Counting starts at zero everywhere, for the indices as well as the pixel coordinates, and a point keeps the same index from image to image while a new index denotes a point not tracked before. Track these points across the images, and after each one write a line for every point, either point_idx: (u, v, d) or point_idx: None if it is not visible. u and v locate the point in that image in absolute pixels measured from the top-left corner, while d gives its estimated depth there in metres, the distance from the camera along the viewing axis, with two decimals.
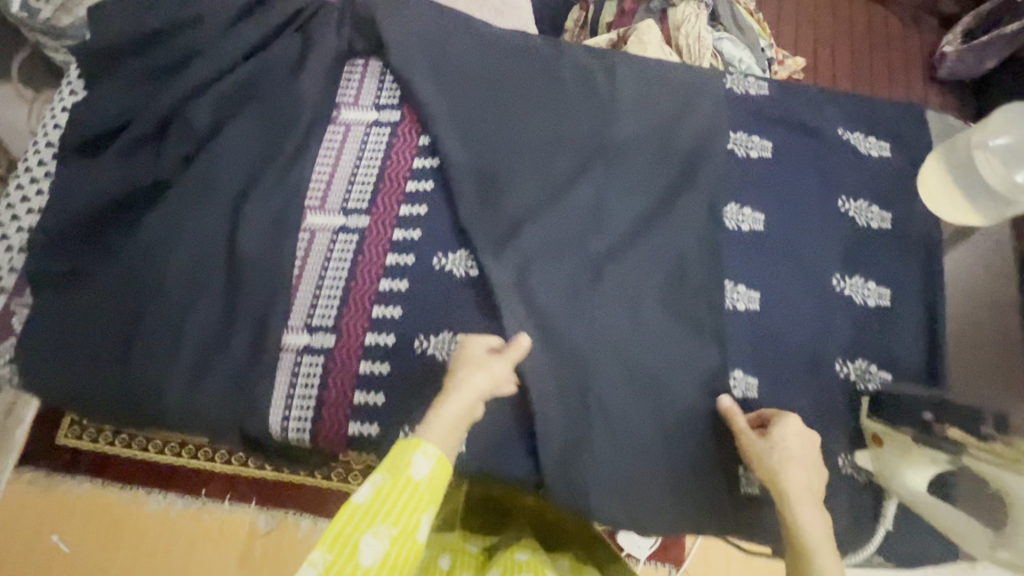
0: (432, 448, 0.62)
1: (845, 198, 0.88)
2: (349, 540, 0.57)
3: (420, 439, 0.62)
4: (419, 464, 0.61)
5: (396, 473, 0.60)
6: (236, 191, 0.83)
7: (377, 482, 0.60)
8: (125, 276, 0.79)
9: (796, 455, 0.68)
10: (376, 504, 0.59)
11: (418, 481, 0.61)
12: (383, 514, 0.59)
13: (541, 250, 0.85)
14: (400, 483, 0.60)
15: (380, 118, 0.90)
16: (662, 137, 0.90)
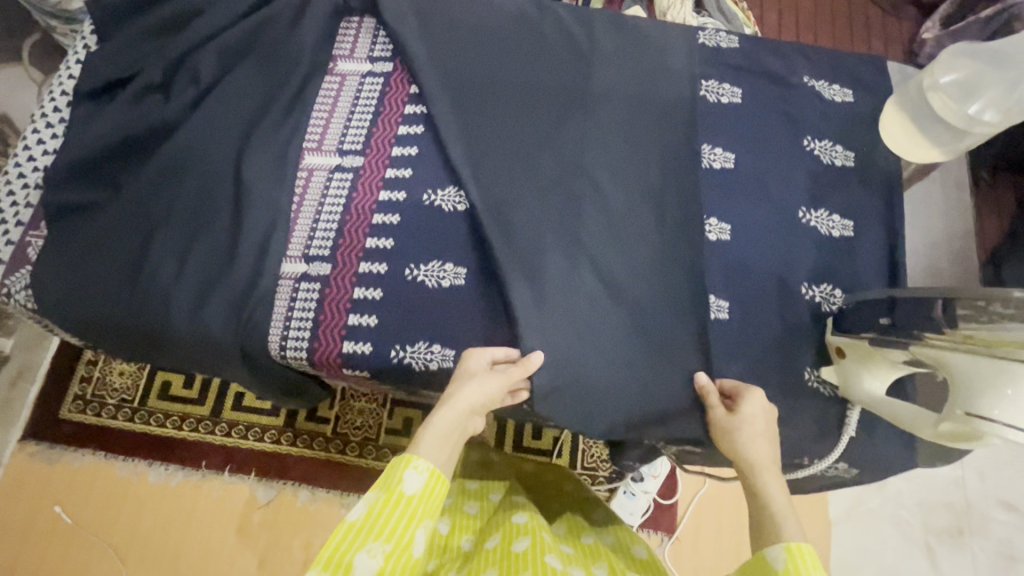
0: (422, 462, 0.66)
1: (811, 138, 0.94)
2: (343, 559, 0.60)
3: (412, 454, 0.67)
4: (412, 478, 0.65)
5: (390, 490, 0.64)
6: (240, 133, 0.90)
7: (371, 500, 0.63)
8: (142, 209, 0.87)
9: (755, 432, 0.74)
10: (371, 521, 0.62)
11: (411, 495, 0.65)
12: (378, 529, 0.62)
13: (524, 187, 0.89)
14: (394, 500, 0.64)
15: (374, 69, 0.96)
16: (641, 86, 0.95)
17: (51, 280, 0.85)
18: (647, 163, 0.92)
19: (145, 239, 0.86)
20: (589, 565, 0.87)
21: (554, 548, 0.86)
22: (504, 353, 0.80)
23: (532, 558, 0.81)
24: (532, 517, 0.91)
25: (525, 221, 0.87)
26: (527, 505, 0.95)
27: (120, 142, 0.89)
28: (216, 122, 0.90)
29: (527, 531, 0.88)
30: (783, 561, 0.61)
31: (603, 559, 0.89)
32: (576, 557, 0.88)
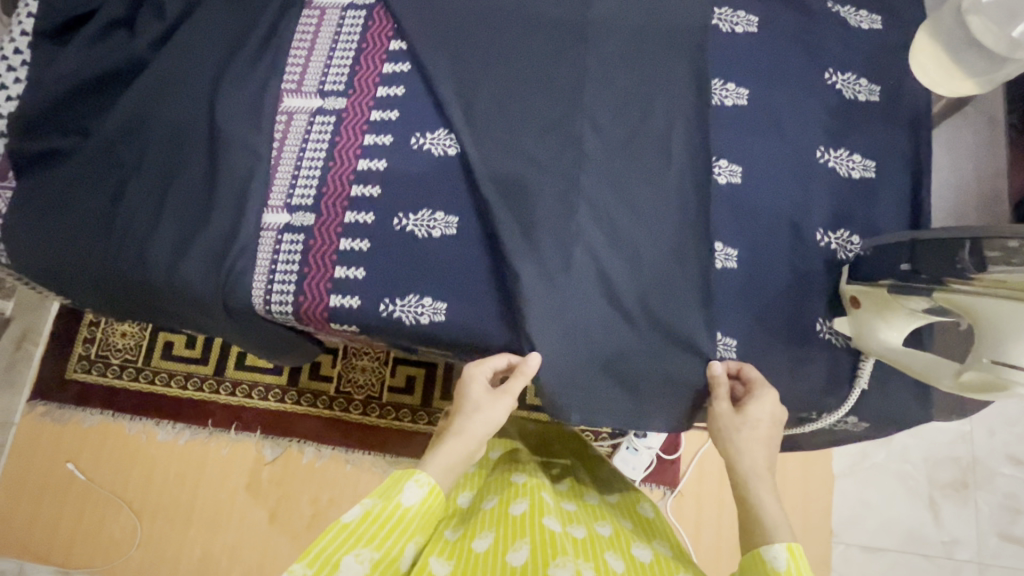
0: (422, 478, 0.71)
1: (832, 71, 0.86)
2: (332, 557, 0.61)
3: (415, 469, 0.71)
4: (411, 492, 0.69)
5: (387, 499, 0.67)
6: (213, 74, 0.84)
7: (369, 504, 0.66)
8: (116, 157, 0.82)
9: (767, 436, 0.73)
10: (365, 525, 0.65)
11: (407, 507, 0.68)
12: (366, 534, 0.64)
13: (517, 129, 0.83)
14: (390, 510, 0.67)
15: (356, 2, 0.88)
16: (647, 18, 0.87)
17: (28, 234, 0.81)
18: (651, 101, 0.85)
19: (119, 191, 0.81)
20: (591, 523, 0.85)
21: (553, 509, 0.85)
22: (503, 362, 0.77)
23: (530, 521, 0.80)
24: (531, 477, 0.91)
25: (519, 164, 0.81)
26: (527, 465, 0.95)
27: (86, 84, 0.82)
28: (187, 62, 0.84)
29: (527, 493, 0.86)
30: (784, 558, 0.61)
31: (607, 519, 0.87)
32: (577, 516, 0.86)
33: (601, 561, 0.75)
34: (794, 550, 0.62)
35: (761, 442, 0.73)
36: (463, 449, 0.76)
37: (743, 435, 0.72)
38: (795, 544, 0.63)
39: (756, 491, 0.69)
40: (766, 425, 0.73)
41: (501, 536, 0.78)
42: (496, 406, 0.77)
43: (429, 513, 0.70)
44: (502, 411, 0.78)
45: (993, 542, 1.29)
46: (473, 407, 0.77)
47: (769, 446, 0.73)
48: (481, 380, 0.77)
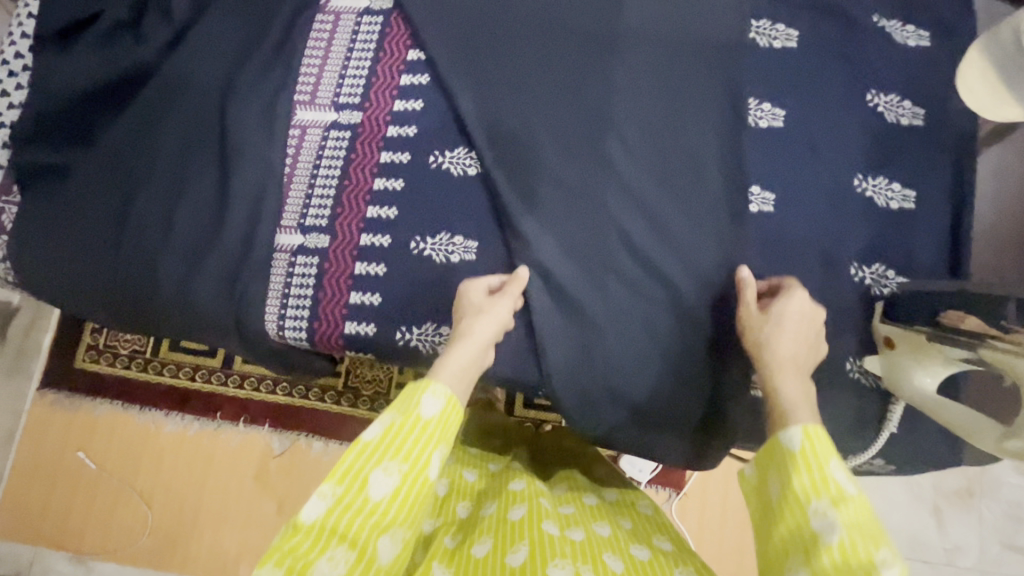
0: (442, 387, 0.60)
1: (874, 92, 0.81)
2: (359, 473, 0.55)
3: (430, 378, 0.60)
4: (429, 403, 0.58)
5: (407, 413, 0.57)
6: (222, 84, 0.79)
7: (388, 423, 0.58)
8: (122, 170, 0.78)
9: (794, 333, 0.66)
10: (389, 442, 0.56)
11: (428, 420, 0.58)
12: (393, 448, 0.56)
13: (539, 149, 0.80)
14: (411, 423, 0.57)
15: (372, 6, 0.83)
16: (681, 28, 0.82)
17: (34, 250, 0.78)
18: (681, 119, 0.81)
19: (125, 207, 0.78)
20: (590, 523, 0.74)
21: (554, 513, 0.75)
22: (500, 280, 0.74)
23: (528, 527, 0.70)
24: (529, 483, 0.80)
25: (542, 185, 0.79)
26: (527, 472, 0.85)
27: (88, 94, 0.78)
28: (195, 69, 0.79)
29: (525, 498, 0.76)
30: (799, 441, 0.55)
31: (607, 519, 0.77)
32: (576, 518, 0.76)
33: (601, 566, 0.66)
34: (816, 429, 0.56)
35: (791, 336, 0.66)
36: (467, 356, 0.64)
37: (765, 332, 0.67)
38: (824, 428, 0.56)
39: (779, 379, 0.62)
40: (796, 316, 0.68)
41: (501, 541, 0.69)
42: (495, 310, 0.69)
43: (455, 418, 0.60)
44: (505, 316, 0.69)
45: (997, 552, 1.29)
46: (469, 317, 0.68)
47: (798, 341, 0.66)
48: (472, 295, 0.71)
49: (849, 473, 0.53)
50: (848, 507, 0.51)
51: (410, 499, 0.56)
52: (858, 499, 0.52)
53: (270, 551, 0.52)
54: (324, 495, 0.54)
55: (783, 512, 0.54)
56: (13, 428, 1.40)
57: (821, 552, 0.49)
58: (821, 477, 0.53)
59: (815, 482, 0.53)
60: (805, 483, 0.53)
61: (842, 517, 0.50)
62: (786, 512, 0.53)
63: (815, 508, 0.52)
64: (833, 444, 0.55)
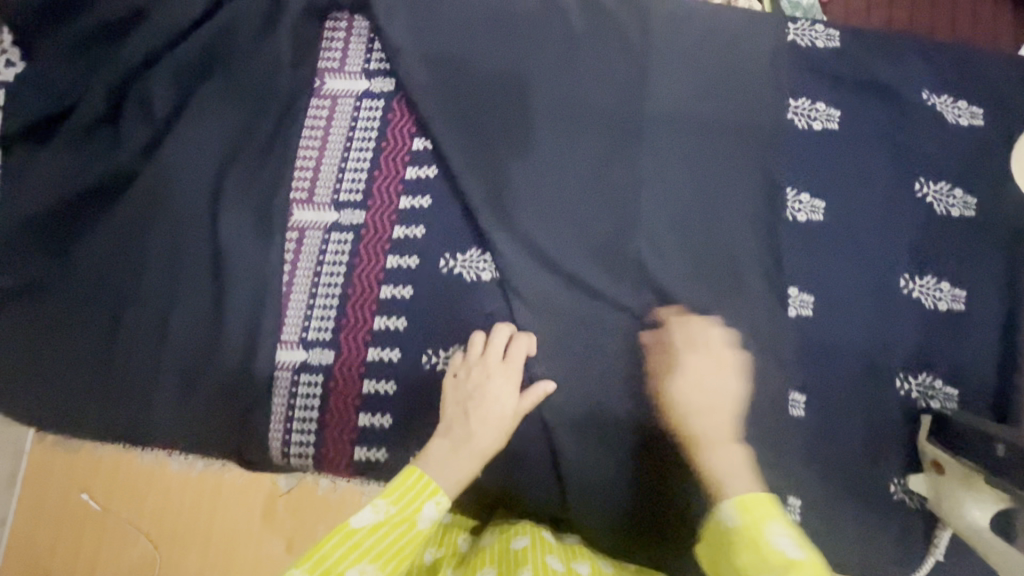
0: (445, 498, 0.57)
1: (923, 180, 0.74)
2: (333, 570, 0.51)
3: (438, 487, 0.57)
4: (429, 513, 0.55)
5: (404, 514, 0.54)
6: (210, 184, 0.73)
7: (380, 510, 0.54)
8: (106, 283, 0.72)
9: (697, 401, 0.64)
10: (373, 539, 0.52)
11: (421, 530, 0.55)
12: (376, 551, 0.52)
13: (561, 250, 0.73)
14: (402, 527, 0.54)
15: (371, 89, 0.76)
16: (711, 113, 0.76)
17: (12, 373, 0.72)
18: (715, 211, 0.74)
19: (110, 323, 0.72)
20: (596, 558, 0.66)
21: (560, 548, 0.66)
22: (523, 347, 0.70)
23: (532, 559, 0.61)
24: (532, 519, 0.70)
25: (563, 288, 0.73)
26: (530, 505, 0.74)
27: (61, 203, 0.71)
28: (181, 170, 0.72)
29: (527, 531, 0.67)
30: (734, 516, 0.51)
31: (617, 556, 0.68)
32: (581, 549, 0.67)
33: None
34: (746, 500, 0.52)
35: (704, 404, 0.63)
36: (473, 457, 0.60)
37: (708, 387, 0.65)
38: (745, 496, 0.52)
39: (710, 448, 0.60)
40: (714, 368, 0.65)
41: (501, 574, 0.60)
42: (507, 381, 0.67)
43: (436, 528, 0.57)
44: (524, 400, 0.67)
45: None
46: (484, 390, 0.65)
47: (711, 397, 0.64)
48: (488, 358, 0.68)
49: (792, 538, 0.49)
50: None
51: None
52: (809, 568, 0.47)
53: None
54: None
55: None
56: (14, 472, 1.13)
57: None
58: (760, 555, 0.49)
59: (761, 562, 0.48)
60: (750, 564, 0.49)
61: None
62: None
63: None
64: (770, 510, 0.51)
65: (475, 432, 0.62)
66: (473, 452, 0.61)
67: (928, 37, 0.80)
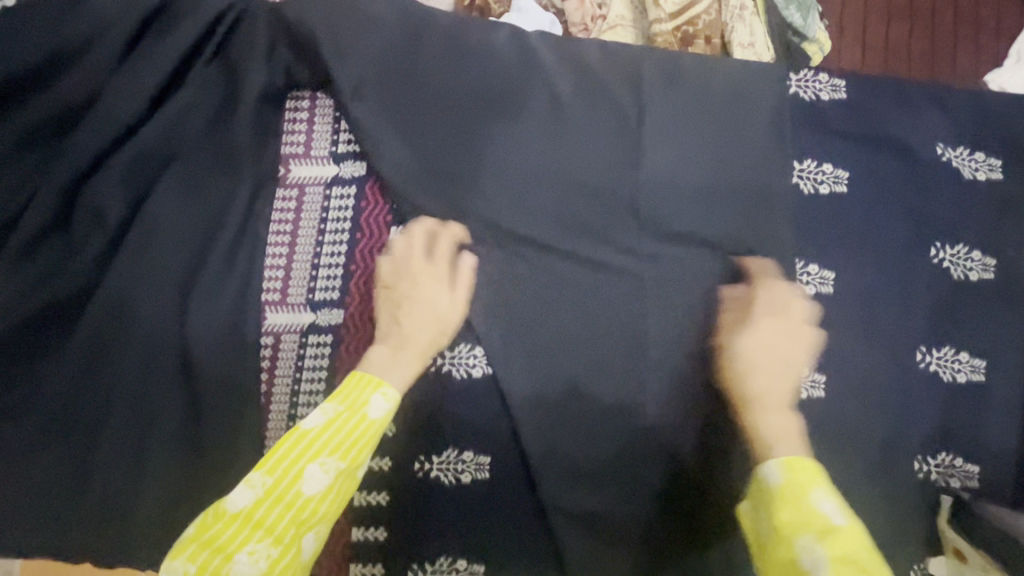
0: (392, 390, 0.59)
1: (939, 245, 0.70)
2: (293, 467, 0.53)
3: (382, 379, 0.59)
4: (376, 403, 0.58)
5: (352, 409, 0.56)
6: (172, 293, 0.65)
7: (330, 411, 0.56)
8: (75, 419, 0.64)
9: (768, 361, 0.61)
10: (328, 435, 0.55)
11: (373, 420, 0.57)
12: (331, 443, 0.55)
13: (559, 342, 0.68)
14: (352, 420, 0.56)
15: (341, 174, 0.71)
16: (711, 181, 0.70)
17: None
18: (722, 286, 0.69)
19: (77, 459, 0.64)
20: None
21: None
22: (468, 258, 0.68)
23: None
24: None
25: (563, 384, 0.67)
26: None
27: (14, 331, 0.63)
28: (139, 281, 0.65)
29: None
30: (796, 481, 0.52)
31: None
32: None
33: None
34: (794, 462, 0.53)
35: (765, 372, 0.61)
36: (413, 358, 0.62)
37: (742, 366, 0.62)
38: (801, 460, 0.53)
39: (759, 418, 0.58)
40: (766, 323, 0.63)
41: None
42: (438, 283, 0.65)
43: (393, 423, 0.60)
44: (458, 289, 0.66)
45: None
46: (416, 297, 0.64)
47: (780, 363, 0.61)
48: (413, 258, 0.66)
49: (835, 504, 0.50)
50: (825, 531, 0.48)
51: (339, 496, 0.56)
52: (846, 532, 0.48)
53: (183, 544, 0.51)
54: (252, 484, 0.52)
55: (773, 550, 0.51)
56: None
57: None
58: (801, 510, 0.50)
59: (800, 517, 0.50)
60: (788, 520, 0.50)
61: (827, 551, 0.47)
62: (776, 546, 0.51)
63: (801, 543, 0.49)
64: (817, 476, 0.52)
65: (407, 330, 0.63)
66: (408, 351, 0.62)
67: (939, 82, 0.75)
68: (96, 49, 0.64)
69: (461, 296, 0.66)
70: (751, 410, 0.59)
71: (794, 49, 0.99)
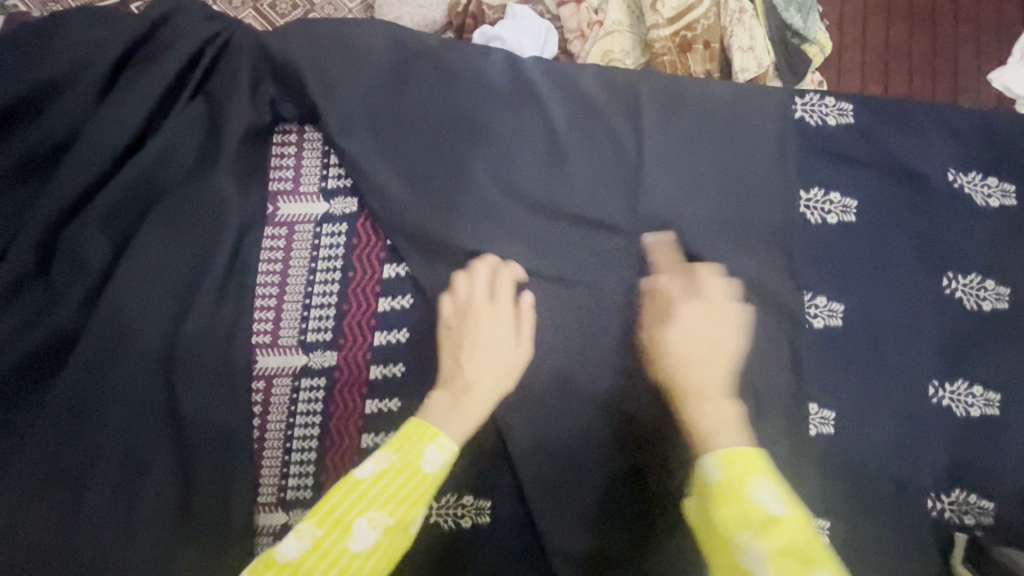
0: (449, 441, 0.55)
1: (952, 275, 0.67)
2: (343, 519, 0.50)
3: (440, 430, 0.55)
4: (432, 456, 0.53)
5: (405, 460, 0.53)
6: (157, 335, 0.63)
7: (385, 461, 0.53)
8: (55, 474, 0.60)
9: (697, 348, 0.59)
10: (378, 487, 0.51)
11: (427, 474, 0.53)
12: (382, 497, 0.51)
13: (562, 381, 0.65)
14: (406, 473, 0.52)
15: (332, 211, 0.69)
16: (713, 210, 0.68)
17: None
18: None
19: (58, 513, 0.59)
20: None
21: None
22: (512, 271, 0.66)
23: None
24: None
25: (566, 426, 0.64)
26: None
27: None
28: (122, 324, 0.63)
29: None
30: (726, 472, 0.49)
31: None
32: None
33: None
34: (731, 453, 0.50)
35: (699, 337, 0.59)
36: (477, 407, 0.59)
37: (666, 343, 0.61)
38: (734, 451, 0.50)
39: (698, 407, 0.55)
40: (719, 319, 0.61)
41: None
42: (501, 321, 0.63)
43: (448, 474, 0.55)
44: (522, 323, 0.64)
45: None
46: (477, 338, 0.62)
47: (711, 345, 0.59)
48: (476, 303, 0.64)
49: (776, 494, 0.47)
50: (750, 519, 0.46)
51: (388, 556, 0.51)
52: (786, 523, 0.46)
53: None
54: (302, 534, 0.50)
55: (714, 539, 0.48)
56: None
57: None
58: (743, 506, 0.47)
59: (740, 511, 0.47)
60: (726, 515, 0.47)
61: (768, 546, 0.45)
62: (720, 539, 0.48)
63: (740, 540, 0.46)
64: (758, 464, 0.49)
65: (474, 380, 0.60)
66: (473, 401, 0.59)
67: (949, 104, 0.73)
68: (82, 87, 0.65)
69: (525, 339, 0.63)
70: (685, 401, 0.56)
71: (794, 48, 0.96)
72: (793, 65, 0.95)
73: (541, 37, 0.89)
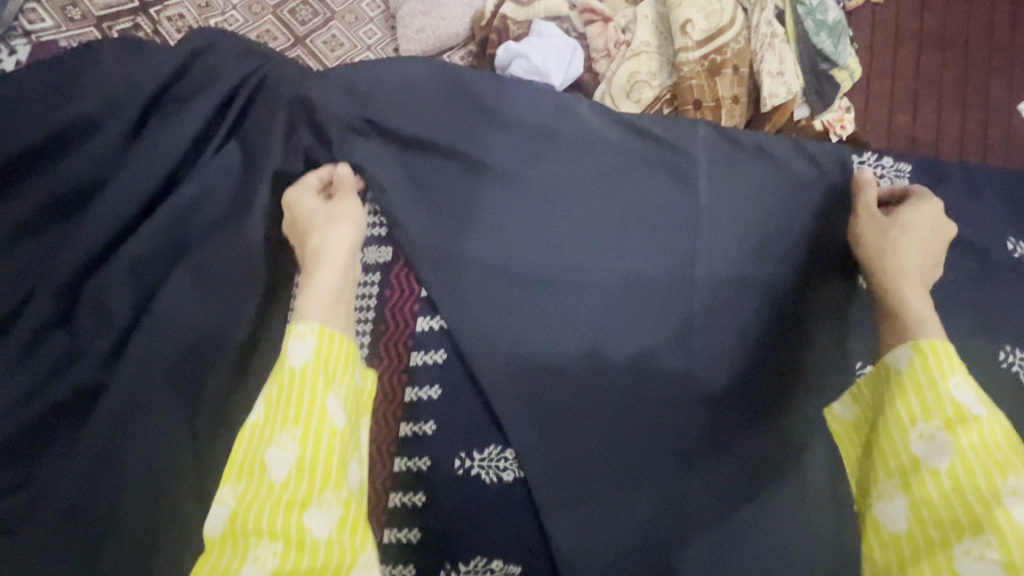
0: (305, 326, 0.49)
1: (1010, 349, 0.64)
2: (252, 462, 0.44)
3: (293, 322, 0.50)
4: (297, 348, 0.48)
5: (277, 372, 0.47)
6: (185, 381, 0.61)
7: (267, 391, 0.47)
8: (73, 537, 0.56)
9: (922, 237, 0.60)
10: (271, 409, 0.46)
11: (301, 365, 0.47)
12: (280, 416, 0.45)
13: (602, 444, 0.62)
14: (286, 381, 0.46)
15: (365, 260, 0.67)
16: (760, 268, 0.66)
17: None
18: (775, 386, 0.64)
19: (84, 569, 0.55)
20: None
21: None
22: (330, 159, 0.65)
23: None
24: None
25: (608, 491, 0.61)
26: None
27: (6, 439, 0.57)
28: (151, 368, 0.60)
29: None
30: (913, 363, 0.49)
31: None
32: None
33: None
34: (927, 345, 0.49)
35: (920, 243, 0.60)
36: (335, 268, 0.57)
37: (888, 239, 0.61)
38: (942, 342, 0.49)
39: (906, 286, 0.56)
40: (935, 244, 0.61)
41: None
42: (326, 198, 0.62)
43: (339, 357, 0.49)
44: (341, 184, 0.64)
45: None
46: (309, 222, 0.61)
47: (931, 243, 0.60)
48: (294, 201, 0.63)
49: (972, 391, 0.46)
50: (964, 432, 0.44)
51: (322, 466, 0.44)
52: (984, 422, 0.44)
53: None
54: (224, 499, 0.44)
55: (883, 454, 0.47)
56: None
57: (925, 477, 0.44)
58: (933, 399, 0.46)
59: (927, 402, 0.46)
60: (913, 405, 0.47)
61: (956, 440, 0.44)
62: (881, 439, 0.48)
63: (920, 431, 0.46)
64: (953, 359, 0.48)
65: (319, 253, 0.58)
66: (327, 265, 0.57)
67: (995, 171, 0.73)
68: (119, 129, 0.64)
69: (348, 196, 0.63)
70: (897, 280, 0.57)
71: (824, 74, 0.92)
72: (824, 93, 0.91)
73: (568, 56, 0.87)
